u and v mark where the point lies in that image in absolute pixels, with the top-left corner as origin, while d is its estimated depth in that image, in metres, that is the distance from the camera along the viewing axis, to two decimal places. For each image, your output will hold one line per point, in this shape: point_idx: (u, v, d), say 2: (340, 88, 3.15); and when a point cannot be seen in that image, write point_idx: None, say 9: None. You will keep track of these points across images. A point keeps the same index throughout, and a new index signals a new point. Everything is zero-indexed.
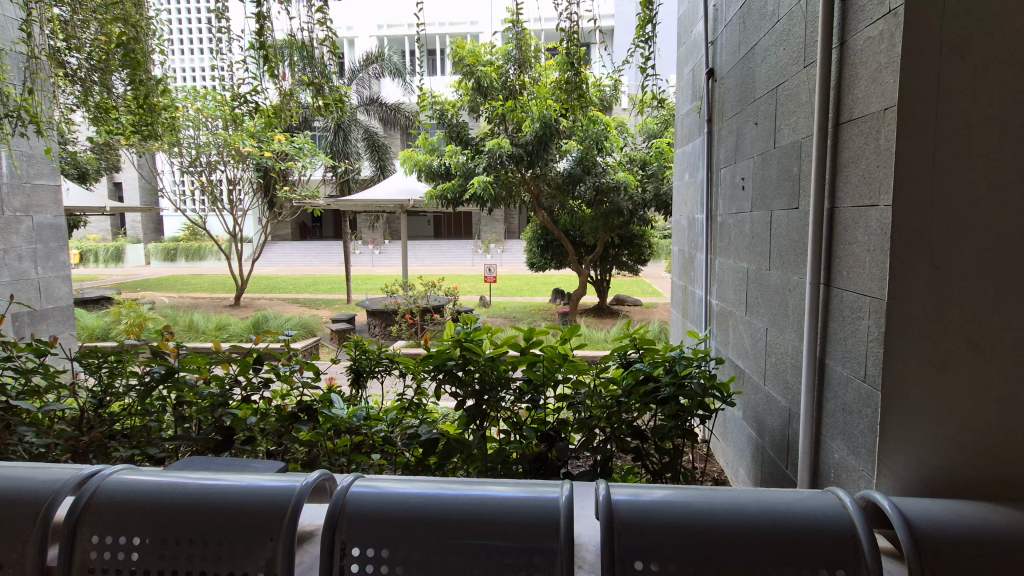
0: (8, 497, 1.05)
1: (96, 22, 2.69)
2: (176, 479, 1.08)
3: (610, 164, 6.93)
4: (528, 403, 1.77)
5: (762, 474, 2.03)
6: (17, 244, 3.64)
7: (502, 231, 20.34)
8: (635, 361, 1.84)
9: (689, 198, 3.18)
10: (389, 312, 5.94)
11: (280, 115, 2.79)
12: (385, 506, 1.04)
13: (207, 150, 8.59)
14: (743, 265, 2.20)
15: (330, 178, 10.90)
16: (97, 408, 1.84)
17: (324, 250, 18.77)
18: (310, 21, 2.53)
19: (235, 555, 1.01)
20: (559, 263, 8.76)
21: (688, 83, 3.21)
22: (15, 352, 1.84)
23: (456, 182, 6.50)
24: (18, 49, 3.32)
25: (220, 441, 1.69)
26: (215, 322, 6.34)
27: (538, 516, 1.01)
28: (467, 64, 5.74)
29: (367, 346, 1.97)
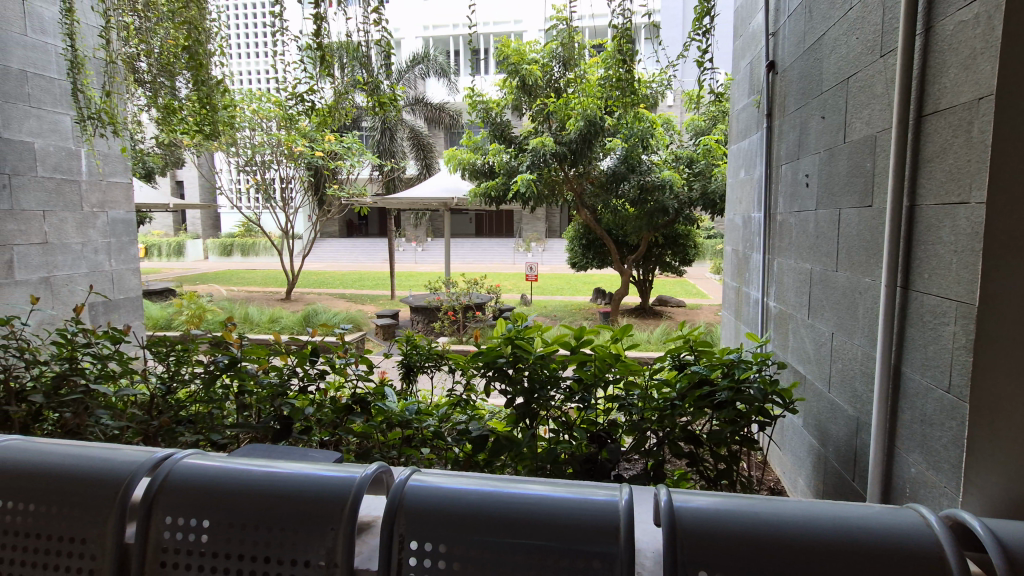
0: (90, 476, 1.11)
1: (165, 27, 2.83)
2: (242, 466, 1.12)
3: (655, 162, 6.75)
4: (578, 403, 1.75)
5: (825, 486, 1.92)
6: (92, 238, 3.87)
7: (543, 231, 20.28)
8: (691, 364, 1.77)
9: (744, 196, 3.06)
10: (432, 308, 6.01)
11: (334, 114, 2.86)
12: (442, 502, 1.04)
13: (261, 150, 8.92)
14: (806, 266, 2.10)
15: (377, 176, 11.16)
16: (165, 395, 1.93)
17: (369, 248, 19.26)
18: (366, 22, 2.57)
19: (298, 542, 1.02)
20: (601, 263, 8.63)
21: (745, 76, 3.09)
22: (94, 339, 1.96)
23: (499, 180, 6.46)
24: (99, 55, 3.54)
25: (278, 430, 1.74)
26: (266, 315, 6.58)
27: (597, 519, 0.98)
28: (512, 62, 5.72)
29: (418, 342, 1.99)
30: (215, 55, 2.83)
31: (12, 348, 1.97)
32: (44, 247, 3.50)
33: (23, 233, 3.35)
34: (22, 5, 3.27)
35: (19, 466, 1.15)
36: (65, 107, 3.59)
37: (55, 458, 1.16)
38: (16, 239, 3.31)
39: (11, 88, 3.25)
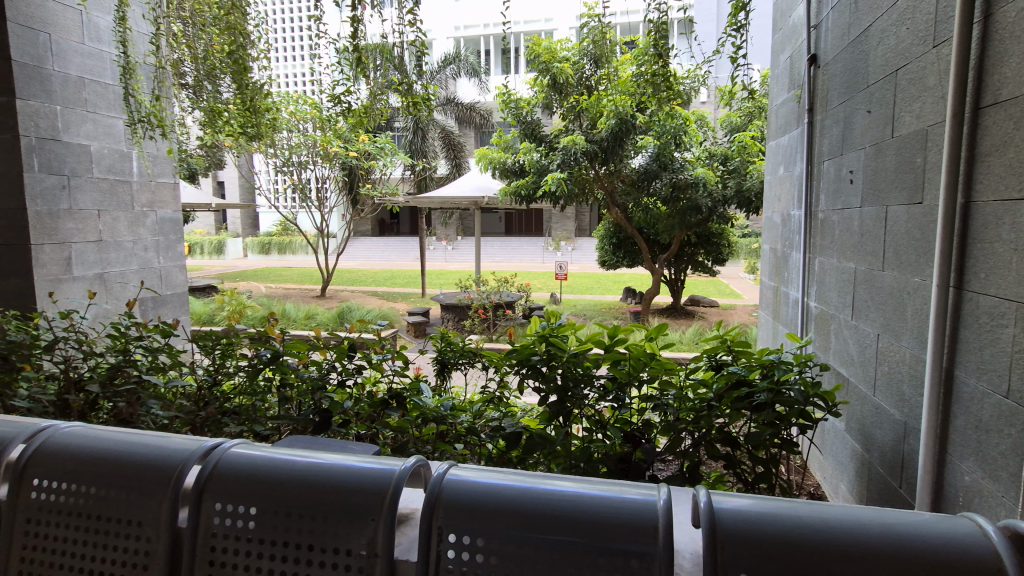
0: (145, 462, 1.16)
1: (210, 33, 2.93)
2: (286, 457, 1.16)
3: (688, 160, 6.62)
4: (612, 402, 1.73)
5: (869, 493, 1.86)
6: (143, 236, 4.04)
7: (573, 229, 20.18)
8: (728, 364, 1.74)
9: (783, 193, 2.99)
10: (462, 306, 6.06)
11: (370, 114, 2.90)
12: (480, 496, 1.05)
13: (298, 151, 9.16)
14: (849, 265, 2.03)
15: (408, 176, 11.32)
16: (211, 386, 2.00)
17: (400, 246, 19.55)
18: (402, 24, 2.61)
19: (340, 532, 1.05)
20: (632, 262, 8.52)
21: (784, 70, 3.01)
22: (146, 332, 2.05)
23: (529, 179, 6.46)
24: (149, 60, 3.69)
25: (318, 422, 1.79)
26: (303, 311, 6.76)
27: (636, 518, 0.98)
28: (543, 60, 5.72)
29: (452, 339, 2.02)
30: (256, 59, 2.92)
31: (71, 340, 2.08)
32: (99, 245, 3.68)
33: (80, 232, 3.53)
34: (80, 15, 3.45)
35: (78, 451, 1.21)
36: (118, 111, 3.76)
37: (112, 444, 1.21)
38: (74, 237, 3.49)
39: (70, 95, 3.43)
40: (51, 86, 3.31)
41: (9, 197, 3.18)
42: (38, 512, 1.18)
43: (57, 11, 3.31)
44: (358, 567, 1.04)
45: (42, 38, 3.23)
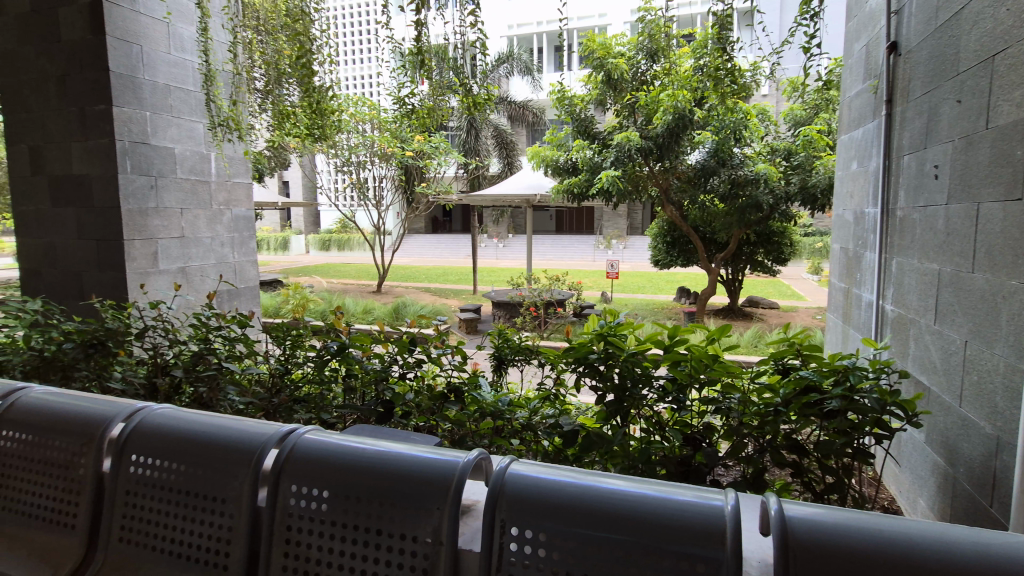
0: (228, 443, 1.24)
1: (280, 40, 3.09)
2: (354, 443, 1.20)
3: (749, 155, 6.33)
4: (671, 403, 1.70)
5: (953, 512, 1.74)
6: (220, 233, 4.29)
7: (625, 228, 19.85)
8: (797, 369, 1.66)
9: (857, 189, 2.82)
10: (514, 304, 6.10)
11: (433, 115, 2.96)
12: (542, 492, 1.06)
13: (357, 151, 9.47)
14: (932, 267, 1.90)
15: (461, 175, 11.48)
16: (282, 375, 2.11)
17: (452, 244, 19.86)
18: (463, 25, 2.65)
19: (406, 519, 1.09)
20: (687, 261, 8.28)
21: (860, 59, 2.84)
22: (224, 323, 2.20)
23: (582, 177, 6.41)
24: (227, 67, 3.92)
25: (381, 412, 1.85)
26: (361, 306, 6.99)
27: (702, 523, 0.96)
28: (598, 56, 5.65)
29: (509, 335, 2.05)
30: (323, 64, 3.05)
31: (159, 328, 2.25)
32: (181, 240, 3.95)
33: (165, 228, 3.80)
34: (167, 27, 3.72)
35: (167, 429, 1.30)
36: (199, 116, 4.02)
37: (198, 424, 1.30)
38: (160, 233, 3.77)
39: (158, 101, 3.69)
40: (142, 93, 3.58)
41: (105, 195, 3.48)
42: (136, 485, 1.29)
43: (148, 24, 3.58)
44: (424, 554, 1.07)
45: (134, 49, 3.50)
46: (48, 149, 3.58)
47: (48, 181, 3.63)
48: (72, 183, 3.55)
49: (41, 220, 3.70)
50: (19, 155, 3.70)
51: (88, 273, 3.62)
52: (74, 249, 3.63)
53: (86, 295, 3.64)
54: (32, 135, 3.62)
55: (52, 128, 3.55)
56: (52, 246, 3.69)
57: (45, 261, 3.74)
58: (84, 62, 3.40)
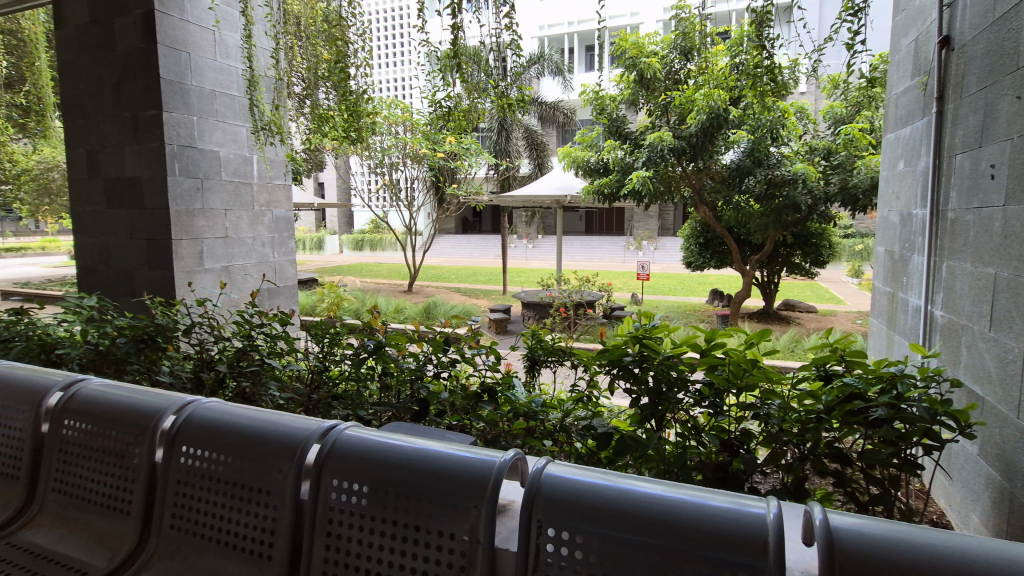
0: (273, 437, 1.28)
1: (320, 46, 3.17)
2: (393, 440, 1.22)
3: (786, 155, 6.14)
4: (708, 408, 1.67)
5: (1010, 528, 1.66)
6: (261, 233, 4.41)
7: (656, 229, 19.58)
8: (841, 375, 1.61)
9: (904, 189, 2.72)
10: (543, 305, 6.10)
11: (468, 117, 2.99)
12: (579, 494, 1.06)
13: (390, 153, 9.63)
14: (988, 270, 1.82)
15: (491, 176, 11.54)
16: (320, 372, 2.17)
17: (482, 245, 20.00)
18: (498, 27, 2.66)
19: (443, 516, 1.11)
20: (720, 263, 8.13)
21: (908, 55, 2.74)
22: (266, 320, 2.27)
23: (613, 177, 6.36)
24: (269, 73, 4.04)
25: (416, 411, 1.88)
26: (393, 305, 7.10)
27: (744, 531, 0.93)
28: (630, 56, 5.59)
29: (542, 336, 2.06)
30: (361, 68, 3.11)
31: (205, 325, 2.34)
32: (225, 240, 4.08)
33: (210, 228, 3.94)
34: (214, 35, 3.86)
35: (215, 422, 1.35)
36: (243, 120, 4.16)
37: (244, 418, 1.34)
38: (205, 233, 3.90)
39: (205, 106, 3.84)
40: (190, 98, 3.73)
41: (155, 197, 3.64)
42: (186, 475, 1.35)
43: (195, 33, 3.73)
44: (461, 551, 1.09)
45: (182, 56, 3.65)
46: (103, 153, 3.77)
47: (103, 183, 3.81)
48: (125, 186, 3.73)
49: (96, 220, 3.89)
50: (77, 159, 3.90)
51: (139, 272, 3.79)
52: (126, 248, 3.80)
53: (137, 292, 3.81)
54: (89, 140, 3.81)
55: (107, 133, 3.73)
56: (106, 245, 3.88)
57: (100, 259, 3.94)
58: (137, 69, 3.56)
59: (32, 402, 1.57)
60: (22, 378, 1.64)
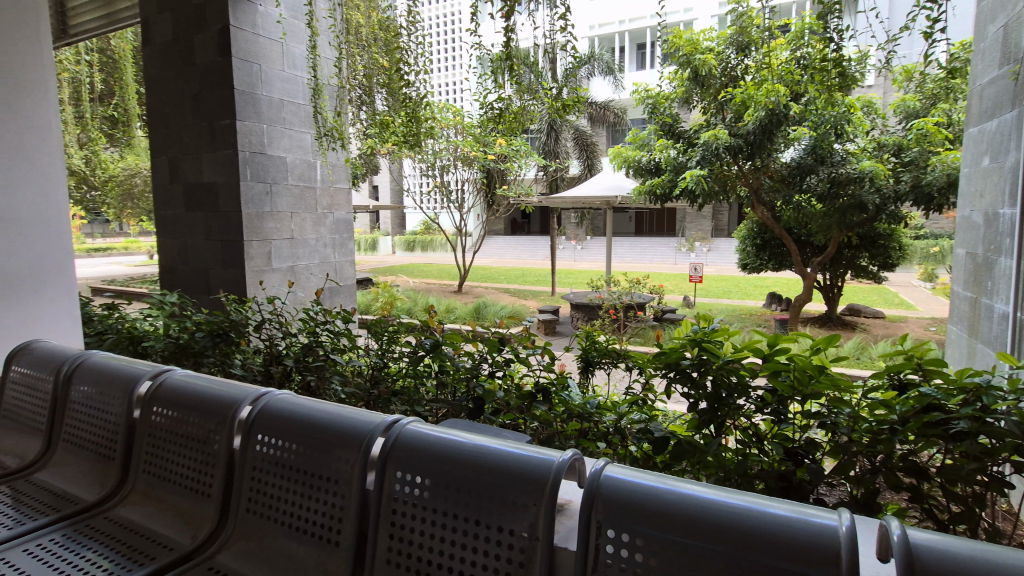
0: (340, 429, 1.34)
1: (382, 54, 3.28)
2: (453, 437, 1.25)
3: (852, 151, 5.83)
4: (771, 415, 1.61)
5: None
6: (324, 234, 4.60)
7: (709, 230, 18.99)
8: (917, 385, 1.52)
9: (989, 187, 2.53)
10: (592, 306, 6.07)
11: (520, 119, 3.01)
12: (639, 497, 1.06)
13: (442, 156, 9.83)
14: None
15: (541, 177, 11.57)
16: (380, 369, 2.24)
17: (530, 245, 20.08)
18: (552, 29, 2.67)
19: (503, 512, 1.13)
20: (779, 264, 7.82)
21: (996, 42, 2.54)
22: (330, 318, 2.38)
23: (665, 177, 6.24)
24: (332, 81, 4.22)
25: (472, 409, 1.92)
26: (443, 305, 7.24)
27: (813, 543, 0.90)
28: (684, 53, 5.42)
29: (597, 338, 2.06)
30: (420, 74, 3.20)
31: (274, 322, 2.48)
32: (291, 241, 4.28)
33: (278, 230, 4.15)
34: (281, 46, 4.07)
35: (287, 413, 1.43)
36: (307, 127, 4.36)
37: (313, 410, 1.41)
38: (273, 235, 4.12)
39: (273, 114, 4.05)
40: (260, 108, 3.95)
41: (230, 201, 3.89)
42: (262, 462, 1.43)
43: (265, 45, 3.95)
44: (521, 548, 1.10)
45: (254, 68, 3.87)
46: (183, 159, 4.05)
47: (183, 188, 4.09)
48: (203, 190, 3.99)
49: (176, 223, 4.18)
50: (160, 166, 4.21)
51: (214, 271, 4.05)
52: (202, 249, 4.07)
53: (212, 290, 4.07)
54: (170, 148, 4.10)
55: (187, 141, 4.00)
56: (184, 246, 4.16)
57: (179, 259, 4.23)
58: (214, 82, 3.81)
59: (125, 390, 1.72)
60: (116, 368, 1.79)
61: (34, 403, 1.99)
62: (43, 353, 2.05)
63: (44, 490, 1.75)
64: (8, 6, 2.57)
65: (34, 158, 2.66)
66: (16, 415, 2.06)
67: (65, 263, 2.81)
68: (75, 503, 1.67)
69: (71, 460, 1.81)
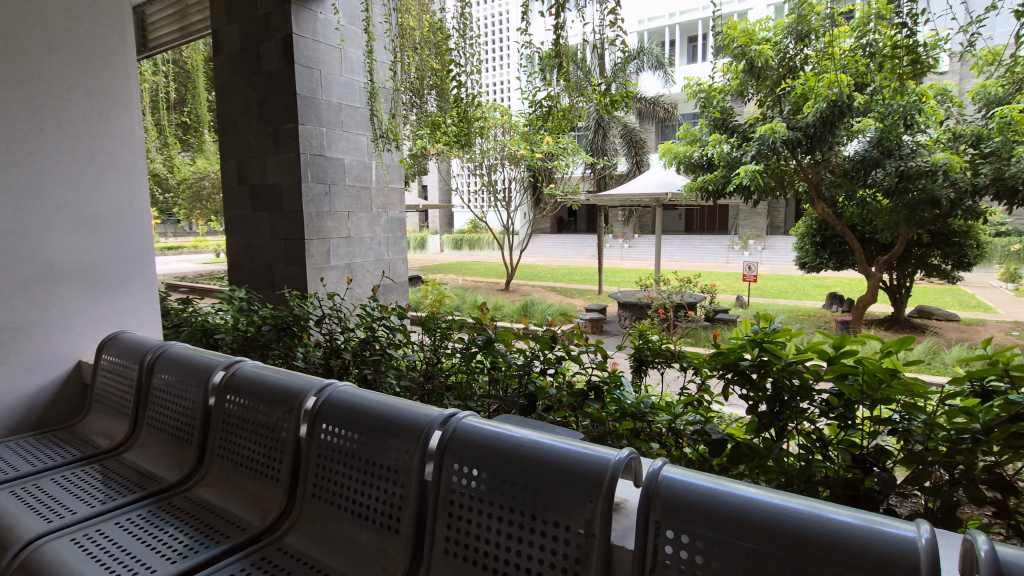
0: (400, 420, 1.39)
1: (434, 57, 3.35)
2: (510, 432, 1.27)
3: (923, 143, 5.47)
4: (837, 420, 1.55)
5: None
6: (378, 233, 4.74)
7: (763, 228, 18.27)
8: (1003, 393, 1.42)
9: None
10: (641, 305, 5.98)
11: (570, 117, 2.99)
12: (699, 498, 1.04)
13: (490, 155, 9.94)
14: None
15: (589, 174, 11.48)
16: (434, 364, 2.30)
17: (577, 244, 19.99)
18: (602, 24, 2.64)
19: (559, 507, 1.14)
20: (841, 263, 7.44)
21: None
22: (387, 314, 2.46)
23: (718, 173, 6.06)
24: (387, 84, 4.34)
25: (523, 405, 1.96)
26: (492, 303, 7.32)
27: (889, 554, 0.85)
28: (739, 45, 5.24)
29: (650, 337, 2.03)
30: (472, 75, 3.23)
31: (334, 317, 2.59)
32: (348, 240, 4.43)
33: (336, 229, 4.31)
34: (339, 52, 4.21)
35: (349, 405, 1.49)
36: (364, 129, 4.50)
37: (373, 402, 1.47)
38: (332, 234, 4.28)
39: (332, 118, 4.21)
40: (320, 112, 4.11)
41: (292, 202, 4.07)
42: (326, 450, 1.50)
43: (325, 51, 4.11)
44: (577, 544, 1.11)
45: (315, 74, 4.04)
46: (249, 162, 4.27)
47: (249, 189, 4.32)
48: (267, 191, 4.20)
49: (243, 222, 4.42)
50: (229, 169, 4.45)
51: (277, 268, 4.26)
52: (267, 247, 4.29)
53: (276, 286, 4.29)
54: (238, 151, 4.33)
55: (253, 145, 4.21)
56: (250, 244, 4.40)
57: (246, 257, 4.47)
58: (277, 88, 4.00)
59: (201, 378, 1.84)
60: (192, 358, 1.92)
61: (122, 389, 2.16)
62: (130, 342, 2.23)
63: (131, 469, 1.90)
64: (97, 22, 2.78)
65: (120, 163, 2.87)
66: (107, 399, 2.24)
67: (146, 261, 3.03)
68: (158, 482, 1.80)
69: (154, 442, 1.96)
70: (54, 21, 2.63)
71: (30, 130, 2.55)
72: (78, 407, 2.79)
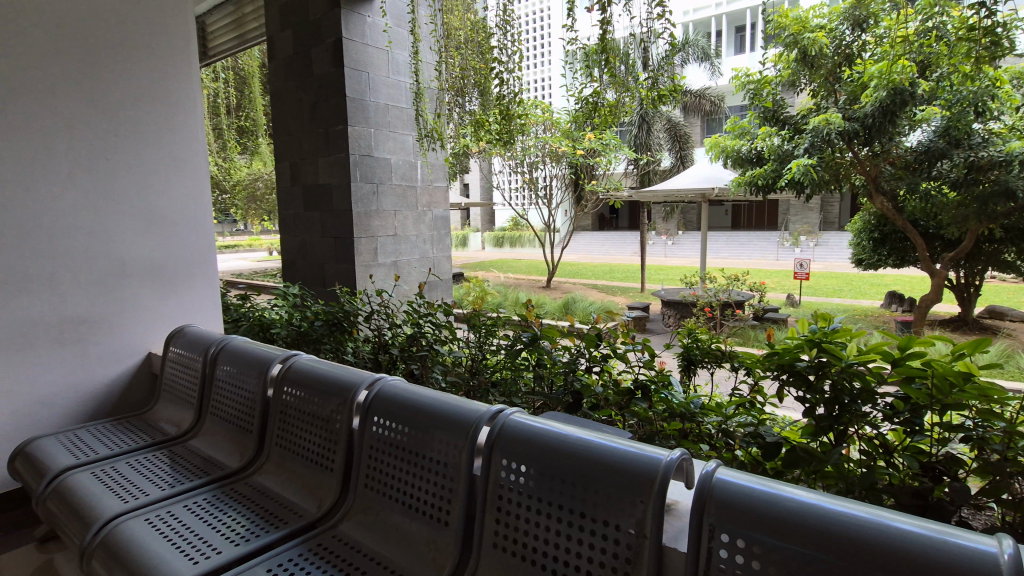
0: (449, 415, 1.41)
1: (478, 57, 3.38)
2: (558, 429, 1.27)
3: (995, 131, 5.09)
4: (902, 425, 1.47)
5: None
6: (424, 231, 4.82)
7: (816, 223, 17.48)
8: None
9: None
10: (686, 303, 5.83)
11: (616, 113, 2.93)
12: (755, 502, 1.01)
13: (532, 153, 9.92)
14: None
15: (632, 170, 11.29)
16: (478, 360, 2.32)
17: (618, 241, 19.69)
18: (649, 17, 2.62)
19: (609, 506, 1.13)
20: (901, 260, 7.03)
21: None
22: (433, 310, 2.50)
23: (768, 167, 5.80)
24: (432, 83, 4.41)
25: (570, 402, 1.95)
26: (534, 300, 7.32)
27: (964, 568, 0.80)
28: (791, 33, 5.14)
29: (700, 336, 1.99)
30: (517, 72, 3.22)
31: (382, 313, 2.65)
32: (395, 238, 4.53)
33: (383, 227, 4.41)
34: (387, 54, 4.31)
35: (399, 399, 1.53)
36: (409, 129, 4.58)
37: (423, 397, 1.50)
38: (379, 232, 4.38)
39: (379, 119, 4.31)
40: (369, 113, 4.22)
41: (342, 201, 4.20)
42: (377, 442, 1.54)
43: (373, 54, 4.21)
44: (627, 544, 1.09)
45: (363, 76, 4.14)
46: (301, 163, 4.43)
47: (302, 189, 4.48)
48: (319, 191, 4.35)
49: (295, 222, 4.58)
50: (283, 170, 4.63)
51: (328, 265, 4.40)
52: (318, 245, 4.44)
53: (327, 283, 4.43)
54: (291, 153, 4.49)
55: (305, 147, 4.37)
56: (302, 242, 4.57)
57: (298, 255, 4.64)
58: (328, 91, 4.13)
59: (260, 370, 1.92)
60: (252, 350, 2.01)
61: (188, 379, 2.28)
62: (195, 336, 2.36)
63: (197, 455, 2.01)
64: (161, 33, 2.94)
65: (184, 166, 3.04)
66: (174, 389, 2.38)
67: (208, 257, 3.19)
68: (221, 468, 1.90)
69: (217, 430, 2.07)
70: (125, 34, 2.79)
71: (105, 136, 2.72)
72: (146, 397, 2.96)
